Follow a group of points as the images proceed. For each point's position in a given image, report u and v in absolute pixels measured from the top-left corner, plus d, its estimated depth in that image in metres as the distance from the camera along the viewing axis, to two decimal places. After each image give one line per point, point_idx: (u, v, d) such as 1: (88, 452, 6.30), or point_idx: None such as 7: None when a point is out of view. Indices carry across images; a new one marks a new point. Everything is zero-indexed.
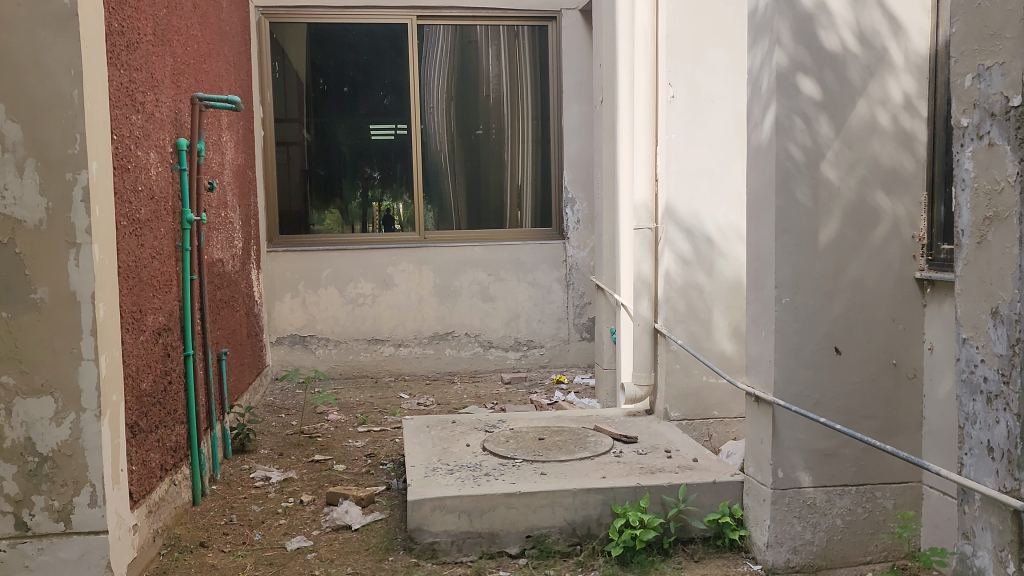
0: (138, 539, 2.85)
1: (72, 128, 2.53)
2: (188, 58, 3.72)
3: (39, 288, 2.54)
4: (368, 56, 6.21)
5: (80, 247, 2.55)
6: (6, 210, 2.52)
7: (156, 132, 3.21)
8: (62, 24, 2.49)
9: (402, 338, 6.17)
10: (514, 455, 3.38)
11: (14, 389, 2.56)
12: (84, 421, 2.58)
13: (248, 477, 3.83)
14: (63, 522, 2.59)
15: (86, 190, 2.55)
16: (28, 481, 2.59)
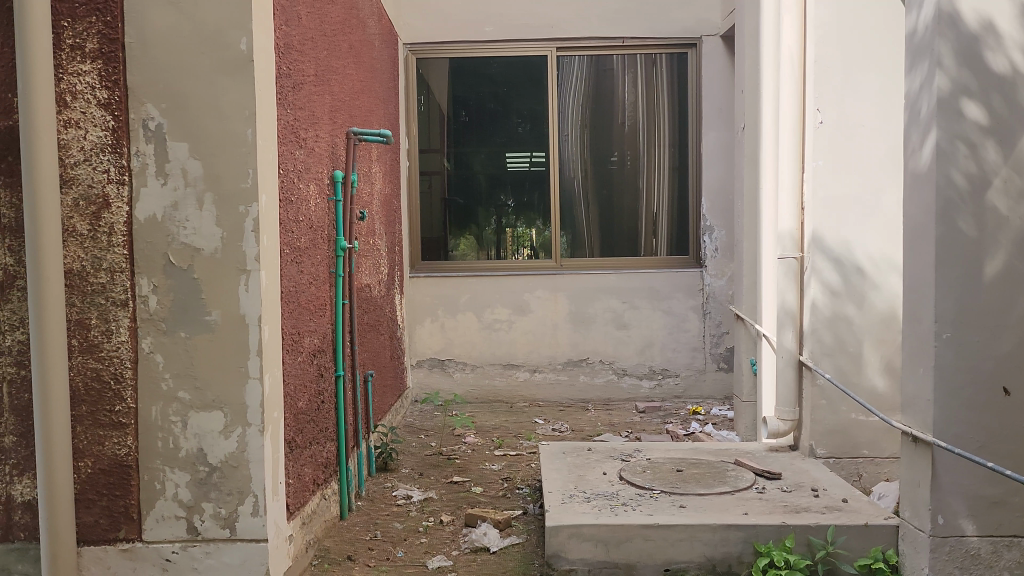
0: (293, 549, 3.03)
1: (245, 164, 2.75)
2: (344, 96, 3.95)
3: (212, 310, 2.76)
4: (507, 88, 6.38)
5: (250, 273, 2.76)
6: (186, 240, 2.75)
7: (315, 165, 3.42)
8: (239, 69, 2.72)
9: (537, 363, 6.24)
10: (651, 486, 3.35)
11: (188, 403, 2.78)
12: (249, 435, 2.78)
13: (390, 495, 3.97)
14: (228, 529, 2.79)
15: (256, 221, 2.76)
16: (199, 489, 2.79)
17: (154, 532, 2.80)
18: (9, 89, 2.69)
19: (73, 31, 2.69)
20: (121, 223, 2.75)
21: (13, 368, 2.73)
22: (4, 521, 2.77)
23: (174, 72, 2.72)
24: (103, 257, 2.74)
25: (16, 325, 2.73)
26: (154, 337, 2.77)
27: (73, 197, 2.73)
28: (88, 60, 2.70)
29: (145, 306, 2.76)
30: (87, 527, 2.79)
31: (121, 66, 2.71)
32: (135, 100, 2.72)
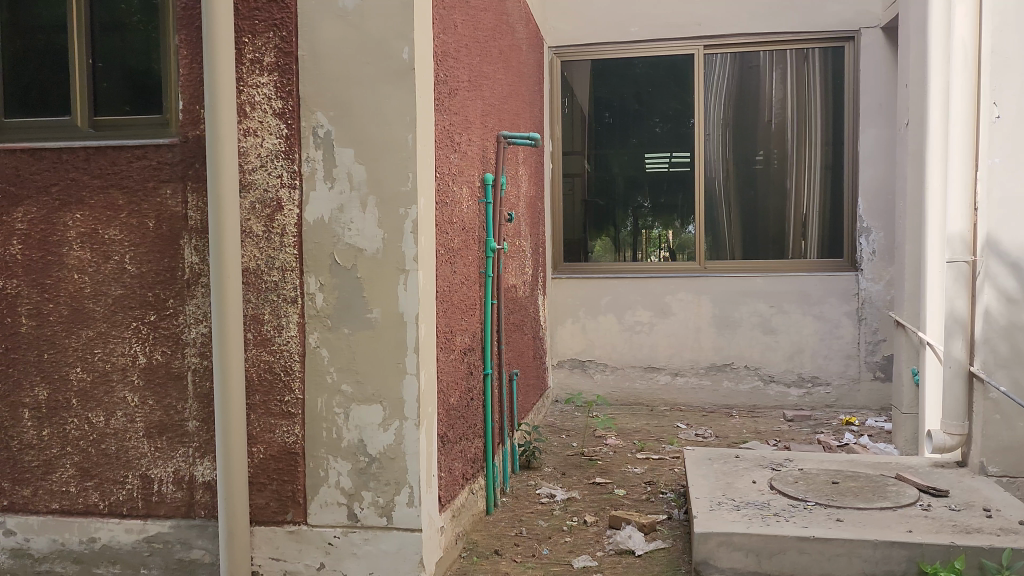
0: (444, 540, 3.13)
1: (406, 168, 2.86)
2: (495, 101, 4.04)
3: (373, 309, 2.90)
4: (650, 89, 6.33)
5: (408, 273, 2.88)
6: (351, 241, 2.90)
7: (468, 169, 3.52)
8: (401, 77, 2.84)
9: (679, 367, 6.15)
10: (805, 498, 3.23)
11: (350, 396, 2.92)
12: (405, 429, 2.90)
13: (535, 493, 4.03)
14: (386, 517, 2.92)
15: (415, 222, 2.86)
16: (359, 478, 2.93)
17: (318, 517, 2.96)
18: (197, 102, 2.93)
19: (253, 46, 2.90)
20: (292, 224, 2.93)
21: (197, 359, 2.96)
22: (187, 499, 3.01)
23: (342, 81, 2.87)
24: (275, 256, 2.94)
25: (199, 319, 2.96)
26: (321, 332, 2.93)
27: (251, 200, 2.94)
28: (265, 73, 2.90)
29: (312, 303, 2.93)
30: (259, 508, 2.99)
31: (294, 77, 2.89)
32: (306, 109, 2.89)
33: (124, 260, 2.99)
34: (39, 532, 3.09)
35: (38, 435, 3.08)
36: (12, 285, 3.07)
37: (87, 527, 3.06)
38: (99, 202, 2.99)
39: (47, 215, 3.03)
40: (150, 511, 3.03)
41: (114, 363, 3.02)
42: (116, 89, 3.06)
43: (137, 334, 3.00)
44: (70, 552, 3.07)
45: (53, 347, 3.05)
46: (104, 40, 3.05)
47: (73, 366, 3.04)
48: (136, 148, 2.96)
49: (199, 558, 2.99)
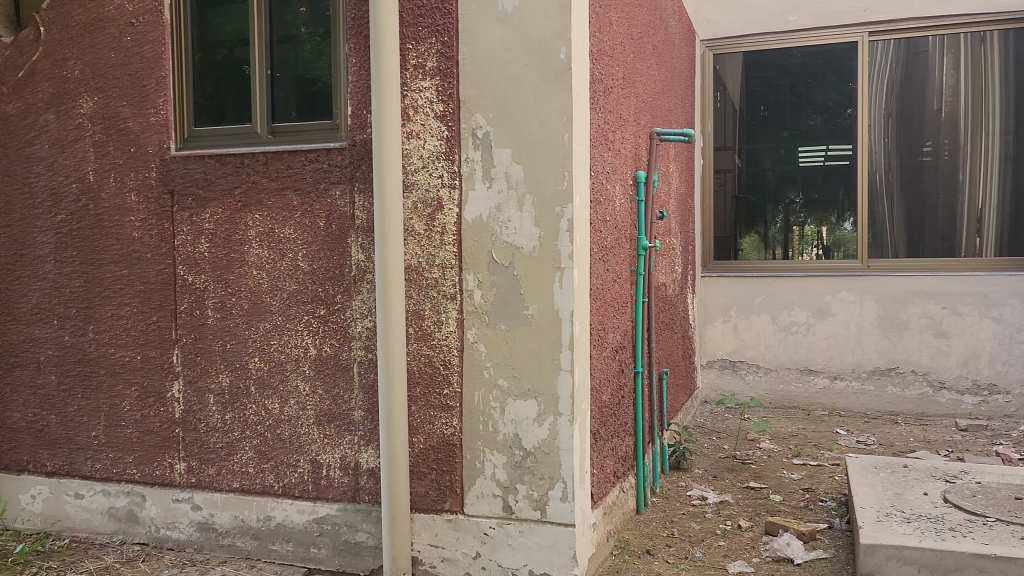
0: (597, 537, 3.14)
1: (562, 167, 2.89)
2: (648, 97, 4.01)
3: (530, 306, 2.95)
4: (807, 79, 6.07)
5: (564, 271, 2.91)
6: (508, 239, 2.96)
7: (621, 166, 3.51)
8: (559, 77, 2.86)
9: (839, 370, 5.87)
10: (985, 513, 3.01)
11: (506, 390, 2.99)
12: (560, 424, 2.93)
13: (686, 494, 3.97)
14: (540, 511, 2.97)
15: (571, 221, 2.89)
16: (515, 471, 2.99)
17: (475, 507, 3.05)
18: (365, 108, 3.07)
19: (417, 51, 3.01)
20: (452, 223, 3.03)
21: (363, 351, 3.12)
22: (353, 484, 3.17)
23: (500, 83, 2.93)
24: (436, 254, 3.05)
25: (365, 313, 3.11)
26: (479, 328, 3.01)
27: (413, 200, 3.06)
28: (428, 77, 3.01)
29: (471, 300, 3.02)
30: (419, 496, 3.12)
31: (455, 80, 2.98)
32: (466, 111, 2.97)
33: (298, 258, 3.19)
34: (222, 508, 3.35)
35: (222, 418, 3.34)
36: (200, 280, 3.34)
37: (264, 506, 3.28)
38: (276, 203, 3.21)
39: (230, 216, 3.27)
40: (320, 494, 3.22)
41: (288, 354, 3.23)
42: (291, 98, 3.27)
43: (309, 327, 3.19)
44: (249, 528, 3.31)
45: (235, 337, 3.30)
46: (280, 51, 3.26)
47: (253, 356, 3.28)
48: (310, 152, 3.16)
49: (364, 541, 3.15)
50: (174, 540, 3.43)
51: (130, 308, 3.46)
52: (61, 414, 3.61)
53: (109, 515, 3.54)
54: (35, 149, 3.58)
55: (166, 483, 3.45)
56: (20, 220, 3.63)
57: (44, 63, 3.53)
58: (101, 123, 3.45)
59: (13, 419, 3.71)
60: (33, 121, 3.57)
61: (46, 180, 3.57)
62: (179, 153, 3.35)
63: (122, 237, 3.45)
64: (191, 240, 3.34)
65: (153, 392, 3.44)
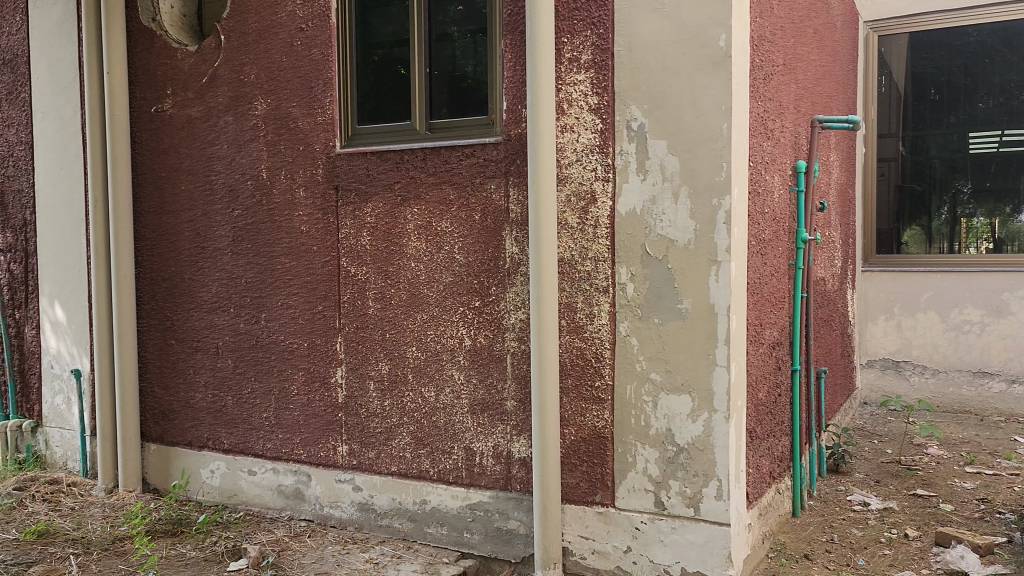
0: (752, 538, 3.05)
1: (720, 157, 2.81)
2: (809, 83, 3.84)
3: (684, 299, 2.90)
4: (982, 59, 5.62)
5: (720, 264, 2.83)
6: (663, 232, 2.92)
7: (780, 156, 3.38)
8: (717, 66, 2.79)
9: (1018, 374, 5.43)
10: None
11: (659, 385, 2.95)
12: (714, 421, 2.86)
13: (846, 499, 3.79)
14: (693, 508, 2.91)
15: (728, 213, 2.81)
16: (667, 467, 2.95)
17: (626, 501, 3.03)
18: (520, 103, 3.12)
19: (572, 45, 3.02)
20: (605, 216, 3.02)
21: (516, 342, 3.17)
22: (505, 472, 3.23)
23: (656, 73, 2.89)
24: (589, 247, 3.05)
25: (519, 305, 3.16)
26: (631, 321, 2.99)
27: (567, 193, 3.08)
28: (583, 70, 3.01)
29: (624, 293, 3.00)
30: (571, 487, 3.13)
31: (610, 73, 2.97)
32: (621, 103, 2.96)
33: (454, 250, 3.28)
34: (380, 490, 3.50)
35: (381, 404, 3.49)
36: (362, 272, 3.49)
37: (420, 490, 3.41)
38: (434, 197, 3.31)
39: (390, 210, 3.41)
40: (473, 480, 3.30)
41: (444, 344, 3.33)
42: (447, 94, 3.35)
43: (464, 318, 3.28)
44: (406, 511, 3.45)
45: (394, 327, 3.43)
46: (438, 49, 3.36)
47: (411, 345, 3.40)
48: (466, 147, 3.23)
49: (516, 528, 3.20)
50: (337, 518, 3.62)
51: (298, 298, 3.66)
52: (237, 396, 3.88)
53: (278, 491, 3.77)
54: (215, 150, 3.85)
55: (330, 464, 3.64)
56: (202, 215, 3.92)
57: (223, 69, 3.79)
58: (273, 124, 3.68)
59: (195, 399, 4.01)
60: (214, 123, 3.85)
61: (225, 178, 3.84)
62: (344, 151, 3.52)
63: (291, 231, 3.66)
64: (354, 233, 3.50)
65: (318, 378, 3.64)
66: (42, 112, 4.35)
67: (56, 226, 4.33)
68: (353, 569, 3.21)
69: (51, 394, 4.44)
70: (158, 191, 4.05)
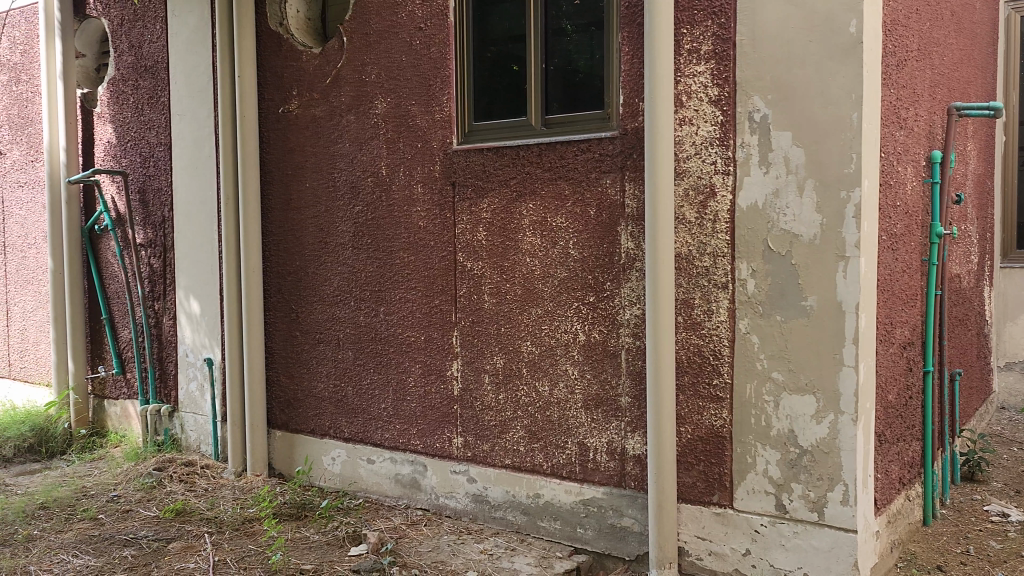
0: (880, 546, 2.92)
1: (849, 148, 2.70)
2: (945, 68, 3.63)
3: (809, 296, 2.80)
4: None
5: (849, 260, 2.71)
6: (787, 226, 2.82)
7: (914, 146, 3.21)
8: (847, 53, 2.67)
9: None
10: None
11: (782, 384, 2.86)
12: (841, 423, 2.75)
13: (982, 509, 3.58)
14: (817, 512, 2.81)
15: (858, 207, 2.69)
16: (789, 469, 2.86)
17: (745, 503, 2.96)
18: (638, 96, 3.08)
19: (692, 36, 2.96)
20: (725, 210, 2.95)
21: (631, 339, 3.14)
22: (619, 469, 3.21)
23: (781, 63, 2.79)
24: (708, 242, 2.99)
25: (634, 301, 3.13)
26: (752, 318, 2.91)
27: (685, 187, 3.02)
28: (703, 61, 2.95)
29: (745, 289, 2.92)
30: (687, 487, 3.08)
31: (732, 63, 2.89)
32: (743, 94, 2.87)
33: (569, 246, 3.28)
34: (495, 483, 3.54)
35: (496, 397, 3.53)
36: (478, 267, 3.54)
37: (534, 484, 3.43)
38: (549, 192, 3.32)
39: (506, 205, 3.44)
40: (587, 476, 3.30)
41: (559, 339, 3.33)
42: (563, 89, 3.34)
43: (579, 314, 3.27)
44: (519, 504, 3.48)
45: (509, 322, 3.47)
46: (554, 44, 3.35)
47: (526, 340, 3.42)
48: (582, 142, 3.22)
49: (630, 526, 3.18)
50: (452, 508, 3.69)
51: (415, 292, 3.75)
52: (357, 387, 4.01)
53: (396, 480, 3.88)
54: (338, 148, 3.99)
55: (445, 455, 3.72)
56: (325, 211, 4.06)
57: (346, 69, 3.92)
58: (393, 122, 3.77)
59: (317, 388, 4.17)
60: (336, 122, 3.99)
61: (346, 175, 3.97)
62: (461, 148, 3.57)
63: (409, 227, 3.75)
64: (470, 229, 3.55)
65: (435, 370, 3.72)
66: (179, 114, 4.61)
67: (191, 222, 4.59)
68: (468, 559, 3.27)
69: (186, 380, 4.72)
70: (283, 188, 4.22)
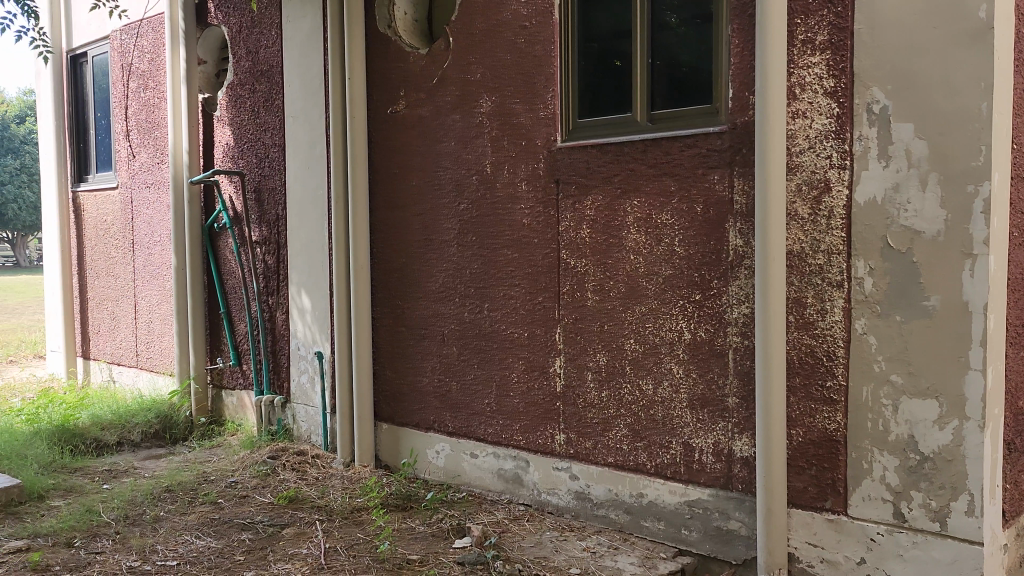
0: (1008, 561, 2.76)
1: (978, 140, 2.55)
2: None
3: (931, 296, 2.66)
4: None
5: (976, 258, 2.57)
6: (907, 223, 2.70)
7: None
8: (976, 39, 2.53)
9: None
10: None
11: (901, 388, 2.74)
12: (966, 430, 2.61)
13: None
14: (938, 523, 2.68)
15: (986, 202, 2.54)
16: (909, 477, 2.73)
17: (860, 510, 2.85)
18: (748, 89, 3.00)
19: (806, 26, 2.87)
20: (841, 207, 2.84)
21: (739, 338, 3.07)
22: (726, 471, 3.14)
23: (902, 51, 2.67)
24: (821, 239, 2.89)
25: (742, 299, 3.06)
26: (869, 318, 2.80)
27: (798, 183, 2.93)
28: (818, 52, 2.85)
29: (861, 288, 2.81)
30: (797, 491, 2.98)
31: (849, 53, 2.78)
32: (861, 85, 2.76)
33: (675, 243, 3.23)
34: (597, 480, 3.53)
35: (599, 395, 3.51)
36: (581, 264, 3.53)
37: (637, 483, 3.40)
38: (654, 189, 3.28)
39: (610, 202, 3.42)
40: (692, 477, 3.25)
41: (663, 338, 3.29)
42: (670, 84, 3.30)
43: (684, 312, 3.22)
44: (622, 502, 3.45)
45: (612, 320, 3.45)
46: (660, 39, 3.31)
47: (629, 338, 3.40)
48: (689, 138, 3.17)
49: (736, 529, 3.11)
50: (554, 505, 3.70)
51: (519, 289, 3.78)
52: (461, 381, 4.08)
53: (499, 475, 3.92)
54: (443, 147, 4.06)
55: (548, 451, 3.73)
56: (430, 209, 4.14)
57: (451, 69, 3.98)
58: (497, 120, 3.81)
59: (422, 383, 4.26)
60: (442, 121, 4.05)
61: (451, 173, 4.03)
62: (565, 145, 3.57)
63: (513, 224, 3.78)
64: (574, 226, 3.55)
65: (537, 367, 3.74)
66: (292, 116, 4.79)
67: (303, 221, 4.76)
68: (571, 556, 3.27)
69: (297, 373, 4.90)
70: (390, 187, 4.32)
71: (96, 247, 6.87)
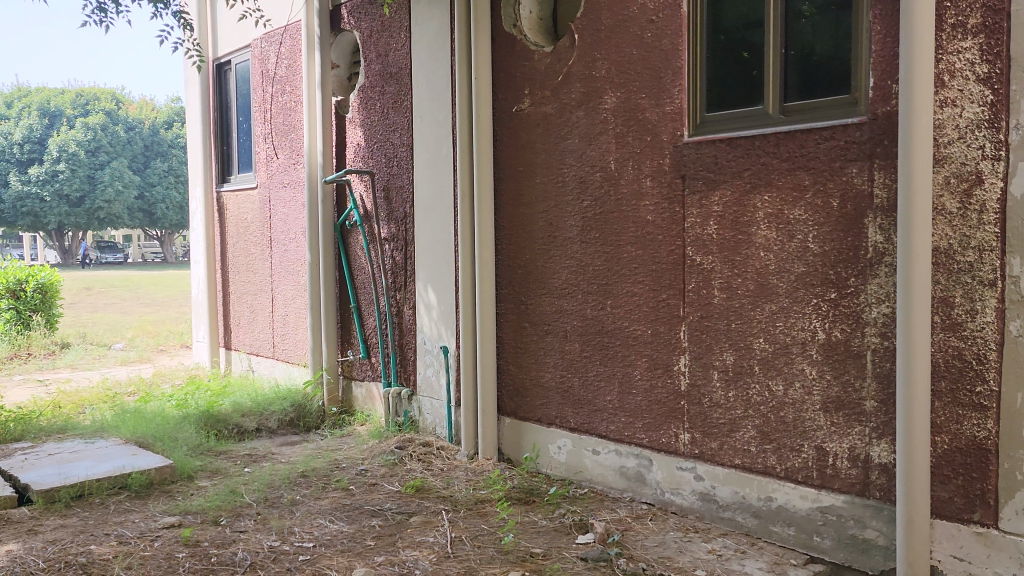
0: None
1: None
2: None
3: None
4: None
5: None
6: None
7: None
8: None
9: None
10: None
11: None
12: None
13: None
14: None
15: None
16: None
17: (1013, 524, 2.66)
18: (890, 78, 2.85)
19: (957, 9, 2.70)
20: (994, 200, 2.66)
21: (878, 339, 2.93)
22: (862, 477, 3.01)
23: None
24: (971, 235, 2.72)
25: (882, 298, 2.92)
26: None
27: (946, 175, 2.76)
28: (970, 36, 2.68)
29: (1017, 287, 2.62)
30: (942, 502, 2.82)
31: (1005, 36, 2.60)
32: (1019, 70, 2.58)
33: (808, 239, 3.12)
34: (723, 482, 3.46)
35: (725, 395, 3.44)
36: (708, 261, 3.46)
37: (766, 487, 3.31)
38: (787, 183, 3.17)
39: (739, 198, 3.33)
40: (825, 483, 3.12)
41: (795, 337, 3.18)
42: (805, 75, 3.18)
43: (818, 311, 3.10)
44: (749, 506, 3.37)
45: (740, 318, 3.36)
46: (795, 28, 3.20)
47: (758, 337, 3.31)
48: (825, 130, 3.04)
49: (873, 539, 2.97)
50: (678, 505, 3.65)
51: (643, 286, 3.74)
52: (583, 377, 4.08)
53: (621, 472, 3.90)
54: (567, 144, 4.06)
55: (672, 451, 3.68)
56: (554, 206, 4.16)
57: (576, 66, 3.98)
58: (623, 116, 3.78)
59: (545, 378, 4.28)
60: (566, 118, 4.06)
61: (575, 170, 4.03)
62: (692, 139, 3.50)
63: (638, 221, 3.75)
64: (701, 222, 3.48)
65: (662, 365, 3.69)
66: (420, 116, 4.92)
67: (430, 218, 4.88)
68: (696, 557, 3.21)
69: (423, 366, 5.03)
70: (515, 184, 4.37)
71: (237, 243, 7.27)
